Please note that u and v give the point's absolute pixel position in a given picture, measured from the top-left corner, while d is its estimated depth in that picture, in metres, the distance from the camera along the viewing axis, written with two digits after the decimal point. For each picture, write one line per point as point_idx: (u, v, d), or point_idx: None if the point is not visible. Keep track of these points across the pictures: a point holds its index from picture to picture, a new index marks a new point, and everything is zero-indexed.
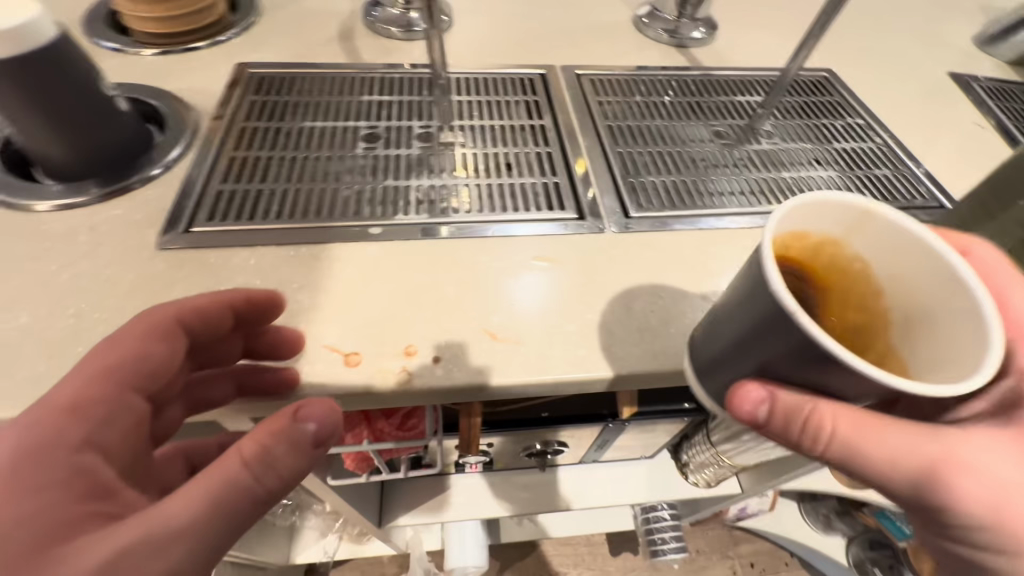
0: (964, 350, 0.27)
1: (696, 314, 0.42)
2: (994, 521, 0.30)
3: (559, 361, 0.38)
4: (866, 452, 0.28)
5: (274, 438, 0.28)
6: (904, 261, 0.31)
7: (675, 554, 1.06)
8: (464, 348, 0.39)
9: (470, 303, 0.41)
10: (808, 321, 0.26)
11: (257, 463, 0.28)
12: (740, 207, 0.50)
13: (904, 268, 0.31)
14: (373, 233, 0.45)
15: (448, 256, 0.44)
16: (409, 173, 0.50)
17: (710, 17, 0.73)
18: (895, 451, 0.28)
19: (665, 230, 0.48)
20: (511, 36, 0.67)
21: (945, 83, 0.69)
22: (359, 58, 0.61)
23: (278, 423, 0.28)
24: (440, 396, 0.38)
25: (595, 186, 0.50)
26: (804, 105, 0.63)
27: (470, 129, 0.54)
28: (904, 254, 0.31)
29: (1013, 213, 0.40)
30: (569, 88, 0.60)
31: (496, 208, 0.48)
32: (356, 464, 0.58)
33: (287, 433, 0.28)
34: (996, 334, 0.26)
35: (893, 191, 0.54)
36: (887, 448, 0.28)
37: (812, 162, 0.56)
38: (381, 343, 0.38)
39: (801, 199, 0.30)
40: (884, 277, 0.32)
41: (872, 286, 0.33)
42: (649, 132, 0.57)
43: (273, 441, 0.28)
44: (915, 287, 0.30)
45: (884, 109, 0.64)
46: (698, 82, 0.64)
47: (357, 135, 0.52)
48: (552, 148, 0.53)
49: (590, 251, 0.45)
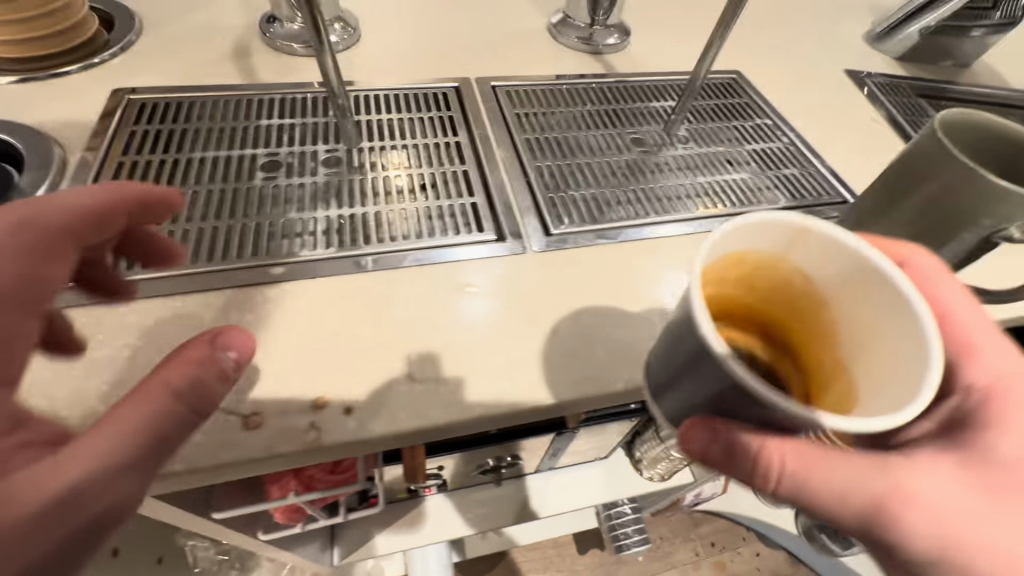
0: (903, 368, 0.28)
1: (621, 332, 0.42)
2: (951, 561, 0.29)
3: (484, 397, 0.36)
4: (809, 485, 0.28)
5: (191, 366, 0.27)
6: (842, 273, 0.31)
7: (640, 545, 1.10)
8: (381, 394, 0.35)
9: (386, 341, 0.38)
10: (738, 365, 0.26)
11: (189, 396, 0.27)
12: (659, 217, 0.50)
13: (842, 281, 0.32)
14: (275, 274, 0.41)
15: (361, 291, 0.41)
16: (314, 202, 0.46)
17: (622, 23, 0.73)
18: (844, 479, 0.29)
19: (587, 246, 0.47)
20: (423, 51, 0.65)
21: (841, 80, 0.73)
22: (257, 78, 0.57)
23: (198, 353, 0.28)
24: (358, 450, 0.34)
25: (514, 204, 0.49)
26: (716, 108, 0.64)
27: (381, 151, 0.51)
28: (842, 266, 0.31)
29: (905, 212, 0.41)
30: (484, 102, 0.59)
31: (410, 235, 0.45)
32: (287, 516, 0.54)
33: (209, 362, 0.28)
34: (935, 355, 0.27)
35: (802, 189, 0.56)
36: (830, 481, 0.28)
37: (725, 165, 0.57)
38: (285, 397, 0.34)
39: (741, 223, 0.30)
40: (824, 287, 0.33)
41: (814, 294, 0.34)
42: (566, 143, 0.56)
43: (197, 371, 0.27)
44: (855, 299, 0.31)
45: (789, 109, 0.66)
46: (612, 88, 0.64)
47: (255, 164, 0.48)
48: (468, 166, 0.51)
49: (512, 273, 0.44)
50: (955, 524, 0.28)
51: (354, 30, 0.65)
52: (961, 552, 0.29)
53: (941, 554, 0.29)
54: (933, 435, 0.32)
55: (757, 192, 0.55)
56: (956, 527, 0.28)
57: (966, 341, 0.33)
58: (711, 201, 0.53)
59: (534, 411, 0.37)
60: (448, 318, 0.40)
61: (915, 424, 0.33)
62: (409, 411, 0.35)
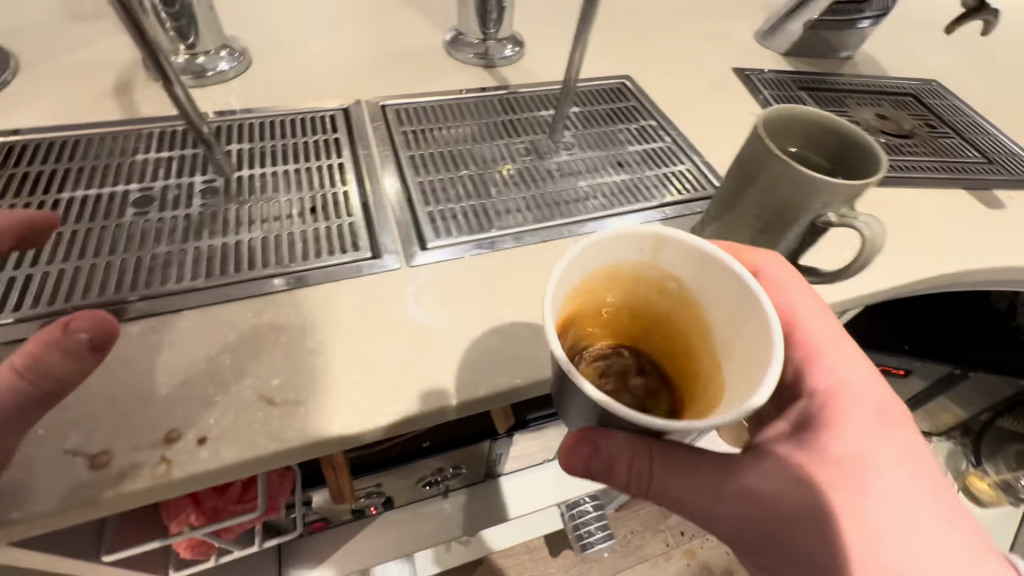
0: (752, 357, 0.32)
1: (489, 338, 0.42)
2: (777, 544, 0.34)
3: (344, 414, 0.36)
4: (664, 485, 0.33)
5: (45, 347, 0.30)
6: (704, 276, 0.36)
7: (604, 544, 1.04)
8: (236, 421, 0.35)
9: (247, 367, 0.38)
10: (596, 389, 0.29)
11: (30, 373, 0.30)
12: (537, 222, 0.52)
13: (704, 282, 0.36)
14: (135, 309, 0.41)
15: (225, 319, 0.41)
16: (185, 235, 0.46)
17: (514, 34, 0.76)
18: (697, 481, 0.34)
19: (461, 257, 0.48)
20: (316, 76, 0.66)
21: (727, 79, 0.77)
22: (138, 112, 0.57)
23: (50, 335, 0.30)
24: (213, 479, 0.34)
25: (391, 221, 0.50)
26: (601, 113, 0.67)
27: (260, 178, 0.52)
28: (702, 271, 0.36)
29: (743, 204, 0.43)
30: (371, 122, 0.60)
31: (281, 258, 0.45)
32: (194, 551, 0.53)
33: (59, 343, 0.30)
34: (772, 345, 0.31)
35: (680, 185, 0.59)
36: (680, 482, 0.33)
37: (606, 168, 0.60)
38: (134, 433, 0.34)
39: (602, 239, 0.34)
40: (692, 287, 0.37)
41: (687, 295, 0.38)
42: (453, 158, 0.58)
43: (44, 350, 0.30)
44: (717, 297, 0.36)
45: (674, 109, 0.70)
46: (503, 102, 0.67)
47: (127, 201, 0.48)
48: (349, 187, 0.52)
49: (384, 289, 0.44)
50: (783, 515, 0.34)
51: (244, 57, 0.66)
52: (783, 538, 0.34)
53: (779, 538, 0.34)
54: (785, 433, 0.37)
55: (636, 191, 0.57)
56: (779, 516, 0.34)
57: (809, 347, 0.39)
58: (589, 203, 0.55)
59: (397, 423, 0.37)
60: (313, 338, 0.40)
61: (774, 424, 0.38)
62: (265, 435, 0.35)
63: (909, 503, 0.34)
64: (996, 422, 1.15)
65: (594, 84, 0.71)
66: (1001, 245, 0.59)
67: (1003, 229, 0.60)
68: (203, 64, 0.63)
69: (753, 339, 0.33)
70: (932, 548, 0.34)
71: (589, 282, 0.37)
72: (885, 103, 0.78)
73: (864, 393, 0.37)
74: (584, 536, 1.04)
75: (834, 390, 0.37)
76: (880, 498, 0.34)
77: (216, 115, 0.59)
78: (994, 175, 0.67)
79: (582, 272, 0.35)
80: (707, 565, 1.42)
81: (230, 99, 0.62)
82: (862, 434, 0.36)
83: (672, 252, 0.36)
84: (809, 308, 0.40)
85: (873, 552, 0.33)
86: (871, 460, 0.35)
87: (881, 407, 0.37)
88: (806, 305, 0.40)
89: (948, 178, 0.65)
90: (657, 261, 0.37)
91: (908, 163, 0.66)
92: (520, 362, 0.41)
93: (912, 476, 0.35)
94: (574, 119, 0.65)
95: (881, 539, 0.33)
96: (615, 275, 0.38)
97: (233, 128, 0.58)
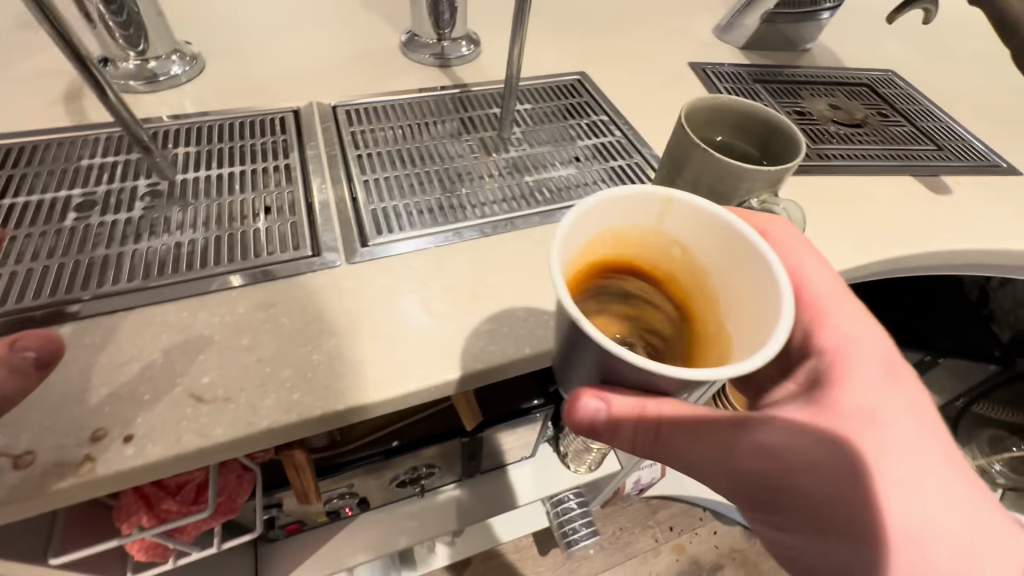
0: (763, 310, 0.32)
1: (426, 332, 0.43)
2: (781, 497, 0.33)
3: (273, 409, 0.36)
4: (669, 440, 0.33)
5: None
6: (711, 237, 0.36)
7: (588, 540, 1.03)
8: (164, 418, 0.35)
9: (178, 365, 0.38)
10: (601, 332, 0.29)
11: None
12: (481, 217, 0.53)
13: (713, 243, 0.36)
14: (70, 311, 0.41)
15: (159, 319, 0.41)
16: (125, 238, 0.47)
17: (469, 34, 0.76)
18: (704, 438, 0.33)
19: (402, 252, 0.48)
20: (270, 80, 0.67)
21: (683, 73, 0.78)
22: (86, 118, 0.57)
23: None
24: (141, 477, 0.34)
25: (334, 220, 0.50)
26: (554, 109, 0.68)
27: (206, 180, 0.53)
28: (709, 230, 0.36)
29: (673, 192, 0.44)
30: (321, 124, 0.61)
31: (222, 258, 0.46)
32: (149, 553, 0.53)
33: (5, 360, 0.32)
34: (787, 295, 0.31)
35: (629, 177, 0.59)
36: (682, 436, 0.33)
37: (554, 163, 0.60)
38: (58, 433, 0.34)
39: (610, 195, 0.34)
40: (700, 253, 0.37)
41: (694, 262, 0.38)
42: (403, 156, 0.59)
43: None
44: (724, 259, 0.36)
45: (627, 103, 0.70)
46: (457, 100, 0.68)
47: (69, 206, 0.48)
48: (295, 187, 0.53)
49: (323, 286, 0.45)
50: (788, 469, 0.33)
51: (196, 61, 0.66)
52: (789, 491, 0.33)
53: (789, 492, 0.33)
54: (794, 392, 0.36)
55: (584, 185, 0.58)
56: (784, 471, 0.33)
57: (815, 303, 0.39)
58: (535, 198, 0.56)
59: (328, 417, 0.37)
60: (245, 335, 0.40)
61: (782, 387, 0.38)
62: (192, 432, 0.35)
63: (920, 453, 0.32)
64: (973, 408, 1.13)
65: (548, 81, 0.71)
66: (949, 230, 0.59)
67: (950, 213, 0.61)
68: (154, 69, 0.64)
69: (762, 293, 0.33)
70: (952, 506, 0.31)
71: (596, 245, 0.37)
72: (840, 94, 0.79)
73: (874, 350, 0.36)
74: (569, 532, 1.03)
75: (841, 348, 0.36)
76: (893, 452, 0.32)
77: (166, 120, 0.59)
78: (943, 161, 0.67)
79: (590, 234, 0.36)
80: (696, 560, 1.42)
81: (181, 103, 0.62)
82: (871, 385, 0.34)
83: (679, 213, 0.36)
84: (812, 261, 0.40)
85: (883, 506, 0.31)
86: (885, 414, 0.33)
87: (890, 360, 0.35)
88: (808, 257, 0.40)
89: (897, 165, 0.66)
90: (664, 226, 0.37)
91: (858, 151, 0.67)
92: (456, 354, 0.42)
93: (927, 430, 0.33)
94: (525, 116, 0.66)
95: (894, 494, 0.31)
96: (622, 241, 0.39)
97: (182, 133, 0.58)
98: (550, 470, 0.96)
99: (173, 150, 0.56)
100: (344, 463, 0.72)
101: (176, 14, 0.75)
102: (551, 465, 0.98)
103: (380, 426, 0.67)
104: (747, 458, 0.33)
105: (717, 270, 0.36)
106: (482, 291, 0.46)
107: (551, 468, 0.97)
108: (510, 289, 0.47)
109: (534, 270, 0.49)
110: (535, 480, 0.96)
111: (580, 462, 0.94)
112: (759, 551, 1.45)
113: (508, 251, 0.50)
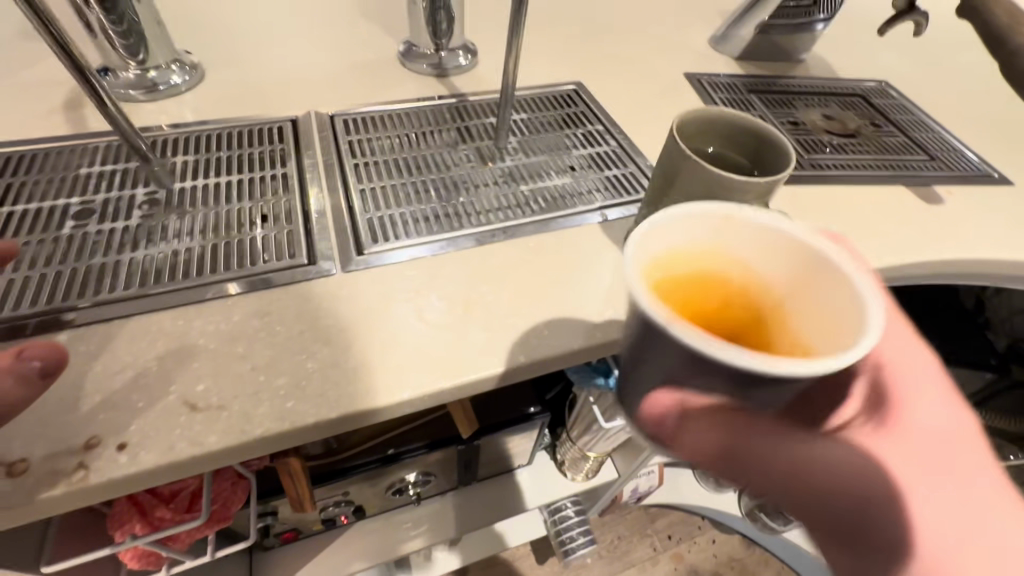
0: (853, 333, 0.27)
1: (421, 340, 0.43)
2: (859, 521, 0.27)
3: (266, 417, 0.37)
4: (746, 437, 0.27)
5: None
6: (784, 255, 0.31)
7: (585, 549, 1.01)
8: (158, 426, 0.36)
9: (172, 373, 0.38)
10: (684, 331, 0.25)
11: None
12: (476, 227, 0.53)
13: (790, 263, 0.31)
14: (66, 319, 0.41)
15: (155, 326, 0.41)
16: (123, 246, 0.47)
17: (467, 44, 0.77)
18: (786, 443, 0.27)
19: (396, 261, 0.49)
20: (269, 90, 0.67)
21: (678, 83, 0.79)
22: (85, 127, 0.58)
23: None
24: (134, 484, 0.34)
25: (331, 229, 0.51)
26: (550, 118, 0.68)
27: (204, 189, 0.53)
28: (776, 247, 0.31)
29: (666, 202, 0.44)
30: (318, 133, 0.61)
31: (219, 267, 0.46)
32: (142, 561, 0.53)
33: (13, 369, 0.32)
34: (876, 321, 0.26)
35: (623, 186, 0.60)
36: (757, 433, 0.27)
37: (549, 173, 0.61)
38: (51, 441, 0.34)
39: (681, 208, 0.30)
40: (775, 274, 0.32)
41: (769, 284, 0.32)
42: (400, 165, 0.59)
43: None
44: (803, 281, 0.30)
45: (622, 113, 0.71)
46: (454, 109, 0.68)
47: (66, 214, 0.49)
48: (291, 196, 0.53)
49: (318, 294, 0.45)
50: (869, 481, 0.27)
51: (195, 70, 0.67)
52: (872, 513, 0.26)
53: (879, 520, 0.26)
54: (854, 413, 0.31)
55: (579, 195, 0.58)
56: (867, 485, 0.27)
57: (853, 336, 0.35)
58: (530, 207, 0.56)
59: (321, 425, 0.37)
60: (240, 343, 0.40)
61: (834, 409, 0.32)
62: (185, 440, 0.35)
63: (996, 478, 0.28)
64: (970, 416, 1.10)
65: (545, 91, 0.72)
66: (941, 240, 0.59)
67: (942, 223, 0.61)
68: (154, 78, 0.64)
69: (850, 318, 0.27)
70: None
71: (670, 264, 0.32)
72: (834, 104, 0.80)
73: (921, 371, 0.33)
74: (566, 541, 1.00)
75: (888, 363, 0.33)
76: (969, 471, 0.28)
77: (165, 129, 0.60)
78: (935, 171, 0.68)
79: (674, 243, 0.31)
80: (694, 569, 1.41)
81: (180, 112, 0.63)
82: (924, 402, 0.31)
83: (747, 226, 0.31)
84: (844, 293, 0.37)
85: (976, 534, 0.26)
86: (947, 430, 0.30)
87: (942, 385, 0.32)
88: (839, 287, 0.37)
89: (889, 175, 0.66)
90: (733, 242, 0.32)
91: (851, 162, 0.68)
92: (450, 362, 0.42)
93: (984, 443, 0.29)
94: (522, 126, 0.66)
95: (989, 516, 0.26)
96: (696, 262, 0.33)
97: (182, 141, 0.59)
98: (545, 478, 0.98)
99: (172, 158, 0.56)
100: (339, 471, 0.72)
101: (177, 24, 0.76)
102: (547, 473, 1.00)
103: (378, 434, 0.69)
104: (822, 465, 0.27)
105: (800, 287, 0.31)
106: (477, 300, 0.47)
107: (547, 476, 0.99)
108: (504, 297, 0.47)
109: (528, 278, 0.49)
110: (530, 487, 0.97)
111: (576, 470, 0.97)
112: (757, 560, 1.44)
113: (502, 260, 0.50)
